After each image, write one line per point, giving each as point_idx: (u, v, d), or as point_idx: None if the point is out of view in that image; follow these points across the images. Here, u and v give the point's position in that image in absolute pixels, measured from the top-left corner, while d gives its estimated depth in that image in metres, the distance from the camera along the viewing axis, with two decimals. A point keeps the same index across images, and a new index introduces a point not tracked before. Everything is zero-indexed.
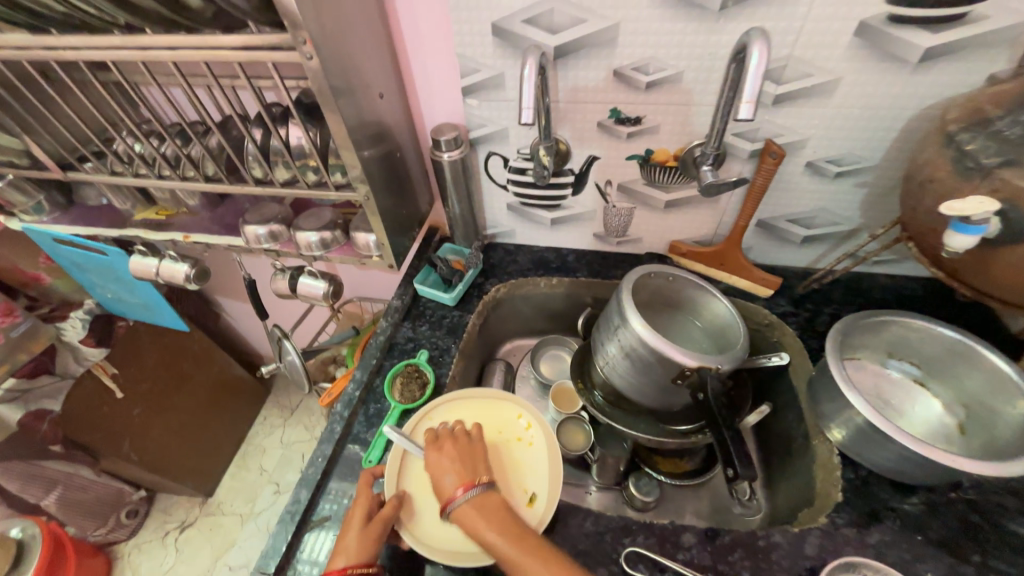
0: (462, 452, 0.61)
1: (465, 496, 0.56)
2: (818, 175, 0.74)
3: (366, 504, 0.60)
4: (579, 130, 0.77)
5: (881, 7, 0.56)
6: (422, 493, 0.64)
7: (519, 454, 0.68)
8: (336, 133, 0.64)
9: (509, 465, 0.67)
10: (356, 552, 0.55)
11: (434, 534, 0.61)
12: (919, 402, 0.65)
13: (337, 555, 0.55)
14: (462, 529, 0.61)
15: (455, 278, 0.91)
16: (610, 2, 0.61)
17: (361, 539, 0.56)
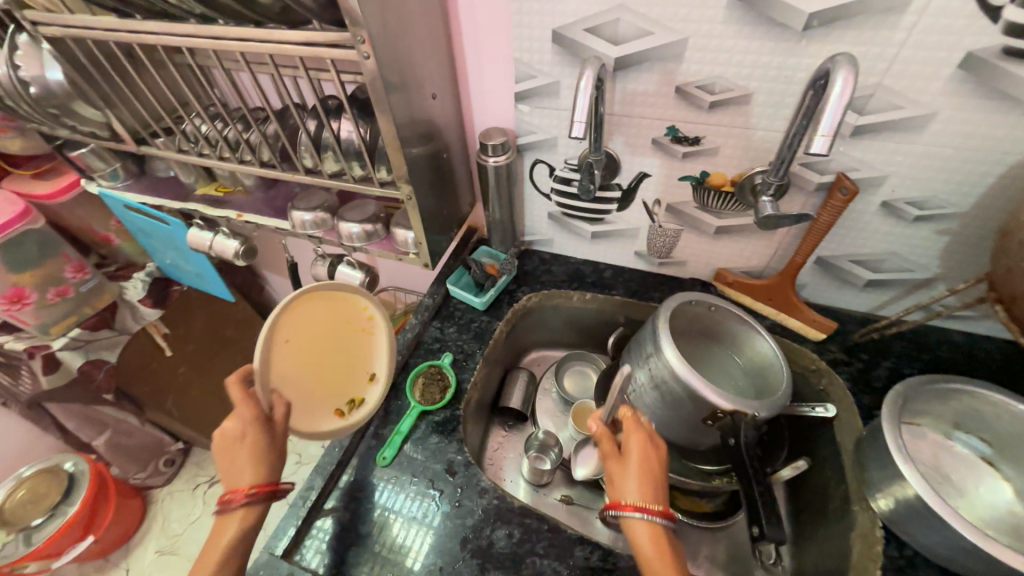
0: (647, 476, 0.58)
1: (640, 515, 0.54)
2: (893, 217, 0.67)
3: (251, 426, 0.59)
4: (632, 145, 0.73)
5: (997, 38, 0.49)
6: (285, 382, 0.67)
7: (360, 342, 0.77)
8: (386, 132, 0.64)
9: (344, 352, 0.75)
10: (258, 470, 0.59)
11: (309, 420, 0.69)
12: (983, 483, 0.58)
13: (243, 468, 0.58)
14: (328, 410, 0.72)
15: (488, 282, 0.91)
16: (681, 14, 0.58)
17: (252, 461, 0.59)
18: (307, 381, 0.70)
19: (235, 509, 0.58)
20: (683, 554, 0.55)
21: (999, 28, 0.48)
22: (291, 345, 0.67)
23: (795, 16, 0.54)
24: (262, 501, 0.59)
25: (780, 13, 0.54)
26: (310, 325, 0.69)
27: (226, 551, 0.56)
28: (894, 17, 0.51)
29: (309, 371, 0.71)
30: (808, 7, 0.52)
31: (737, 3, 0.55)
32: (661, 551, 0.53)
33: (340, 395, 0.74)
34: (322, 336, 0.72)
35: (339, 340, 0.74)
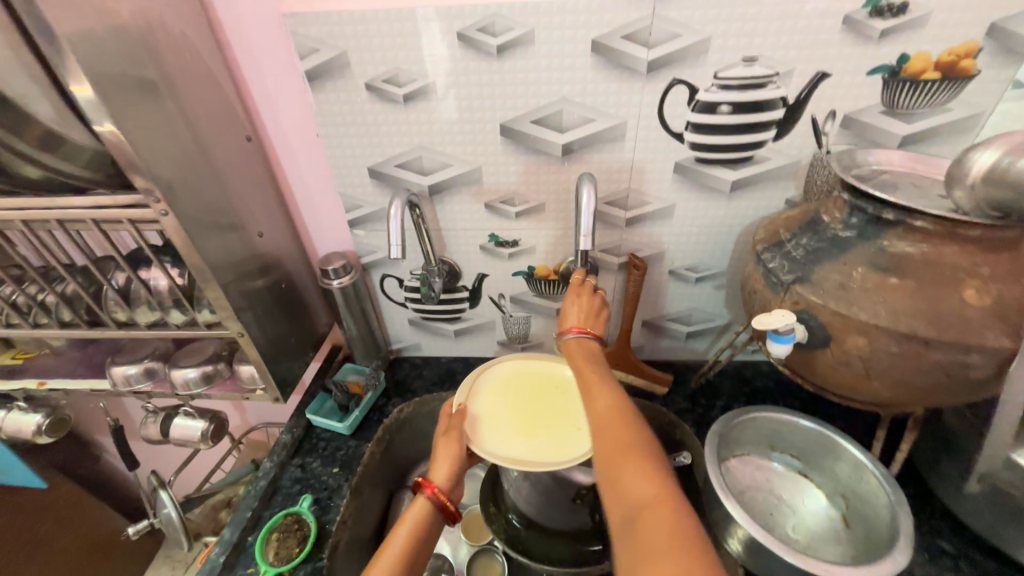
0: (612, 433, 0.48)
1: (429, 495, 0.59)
2: (682, 281, 0.82)
3: (452, 424, 0.67)
4: (464, 252, 0.82)
5: (687, 152, 0.67)
6: (491, 420, 0.71)
7: (570, 403, 0.74)
8: (200, 274, 0.64)
9: (557, 412, 0.73)
10: (452, 482, 0.62)
11: (498, 445, 0.67)
12: (804, 496, 0.66)
13: (441, 463, 0.62)
14: (526, 450, 0.67)
15: (352, 402, 0.86)
16: (469, 150, 0.70)
17: (450, 462, 0.62)
18: (507, 425, 0.70)
19: (423, 498, 0.58)
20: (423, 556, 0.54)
21: (685, 146, 0.67)
22: (507, 392, 0.76)
23: (552, 147, 0.68)
24: (445, 513, 0.59)
25: (542, 145, 0.68)
26: (519, 384, 0.77)
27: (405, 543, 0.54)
28: (618, 143, 0.67)
29: (510, 419, 0.71)
30: (559, 140, 0.67)
31: (508, 140, 0.68)
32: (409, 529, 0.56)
33: (538, 440, 0.68)
34: (528, 395, 0.75)
35: (554, 402, 0.74)
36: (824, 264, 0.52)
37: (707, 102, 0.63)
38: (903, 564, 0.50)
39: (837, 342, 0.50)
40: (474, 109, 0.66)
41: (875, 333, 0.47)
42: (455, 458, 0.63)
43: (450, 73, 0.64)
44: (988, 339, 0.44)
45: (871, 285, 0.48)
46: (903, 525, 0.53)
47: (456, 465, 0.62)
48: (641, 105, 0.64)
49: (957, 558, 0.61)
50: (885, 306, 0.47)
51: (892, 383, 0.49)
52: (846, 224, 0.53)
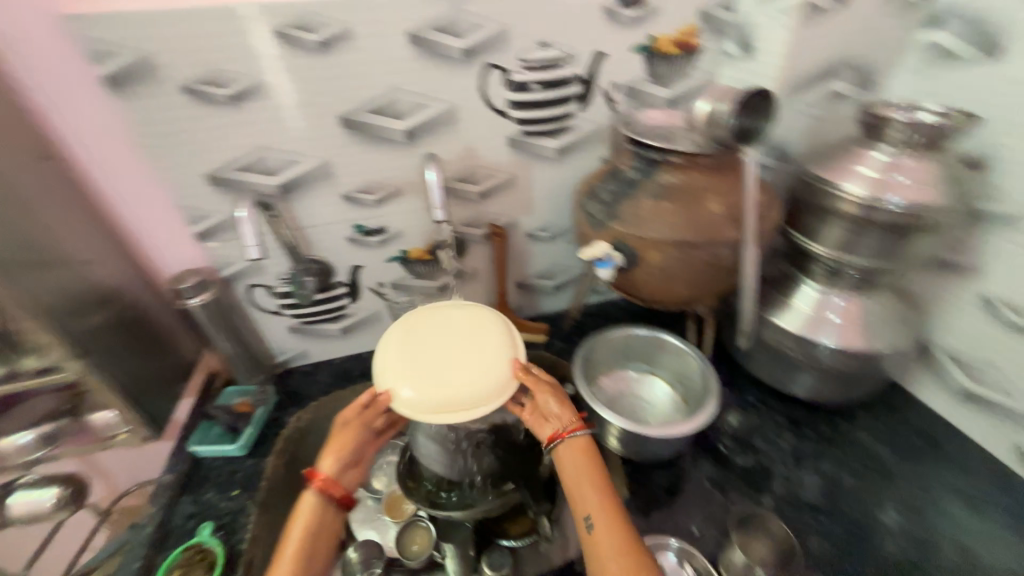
0: (614, 535, 0.58)
1: (318, 492, 0.62)
2: (539, 241, 0.95)
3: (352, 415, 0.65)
4: (332, 247, 0.83)
5: (515, 127, 0.78)
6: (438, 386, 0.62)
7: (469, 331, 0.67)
8: (21, 320, 0.59)
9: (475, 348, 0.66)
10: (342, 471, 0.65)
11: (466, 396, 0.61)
12: (654, 390, 0.83)
13: (330, 454, 0.64)
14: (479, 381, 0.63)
15: (241, 423, 0.82)
16: (314, 145, 0.71)
17: (340, 451, 0.64)
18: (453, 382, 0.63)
19: (312, 490, 0.62)
20: (315, 546, 0.61)
21: (512, 122, 0.77)
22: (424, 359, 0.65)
23: (395, 133, 0.73)
24: (336, 504, 0.63)
25: (385, 133, 0.73)
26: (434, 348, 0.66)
27: (302, 534, 0.60)
28: (454, 124, 0.75)
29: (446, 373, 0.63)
30: (400, 126, 0.73)
31: (352, 132, 0.72)
32: (303, 526, 0.61)
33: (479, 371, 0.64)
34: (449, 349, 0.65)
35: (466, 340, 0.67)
36: (624, 201, 0.67)
37: (521, 82, 0.74)
38: (713, 410, 0.68)
39: (643, 259, 0.65)
40: (310, 105, 0.68)
41: (664, 246, 0.62)
42: (341, 453, 0.64)
43: (276, 70, 0.65)
44: (727, 234, 0.62)
45: (654, 211, 0.63)
46: (712, 384, 0.71)
47: (342, 458, 0.64)
48: (466, 89, 0.73)
49: (757, 404, 0.83)
50: (665, 224, 0.62)
51: (683, 282, 0.66)
52: (635, 169, 0.68)
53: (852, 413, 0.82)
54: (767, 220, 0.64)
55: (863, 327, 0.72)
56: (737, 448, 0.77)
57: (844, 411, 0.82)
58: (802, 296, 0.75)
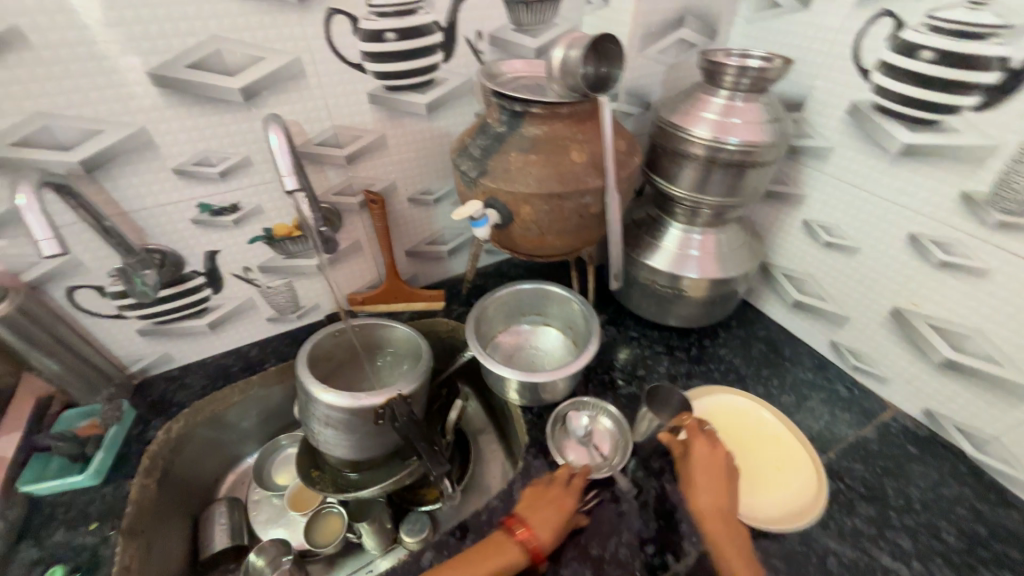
0: (710, 472, 0.63)
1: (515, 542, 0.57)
2: (423, 205, 0.91)
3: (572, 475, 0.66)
4: (174, 232, 0.71)
5: (375, 82, 0.71)
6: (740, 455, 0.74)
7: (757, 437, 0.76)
8: None
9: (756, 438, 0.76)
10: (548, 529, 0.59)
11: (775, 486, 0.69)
12: (548, 338, 0.87)
13: (545, 505, 0.61)
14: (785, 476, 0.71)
15: (90, 447, 0.71)
16: (117, 109, 0.59)
17: (557, 519, 0.60)
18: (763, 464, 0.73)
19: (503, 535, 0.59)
20: None
21: (370, 76, 0.70)
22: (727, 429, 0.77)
23: (227, 92, 0.63)
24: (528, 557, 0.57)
25: (214, 92, 0.62)
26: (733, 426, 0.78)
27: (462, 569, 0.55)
28: (301, 80, 0.66)
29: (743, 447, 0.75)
30: (232, 84, 0.62)
31: (168, 91, 0.60)
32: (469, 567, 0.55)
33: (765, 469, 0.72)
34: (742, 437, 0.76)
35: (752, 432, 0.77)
36: (494, 157, 0.65)
37: (372, 30, 0.67)
38: (593, 348, 0.73)
39: (517, 213, 0.65)
40: (101, 58, 0.55)
41: (534, 199, 0.63)
42: (555, 526, 0.59)
43: (40, 11, 0.51)
44: (591, 182, 0.64)
45: (521, 163, 0.63)
46: (593, 325, 0.77)
47: (558, 530, 0.59)
48: (308, 38, 0.64)
49: (638, 338, 0.91)
50: (533, 177, 0.62)
51: (558, 233, 0.68)
52: (501, 122, 0.67)
53: (715, 333, 0.94)
54: (627, 166, 0.67)
55: (718, 257, 0.81)
56: (623, 380, 0.84)
57: (709, 333, 0.94)
58: (669, 237, 0.82)
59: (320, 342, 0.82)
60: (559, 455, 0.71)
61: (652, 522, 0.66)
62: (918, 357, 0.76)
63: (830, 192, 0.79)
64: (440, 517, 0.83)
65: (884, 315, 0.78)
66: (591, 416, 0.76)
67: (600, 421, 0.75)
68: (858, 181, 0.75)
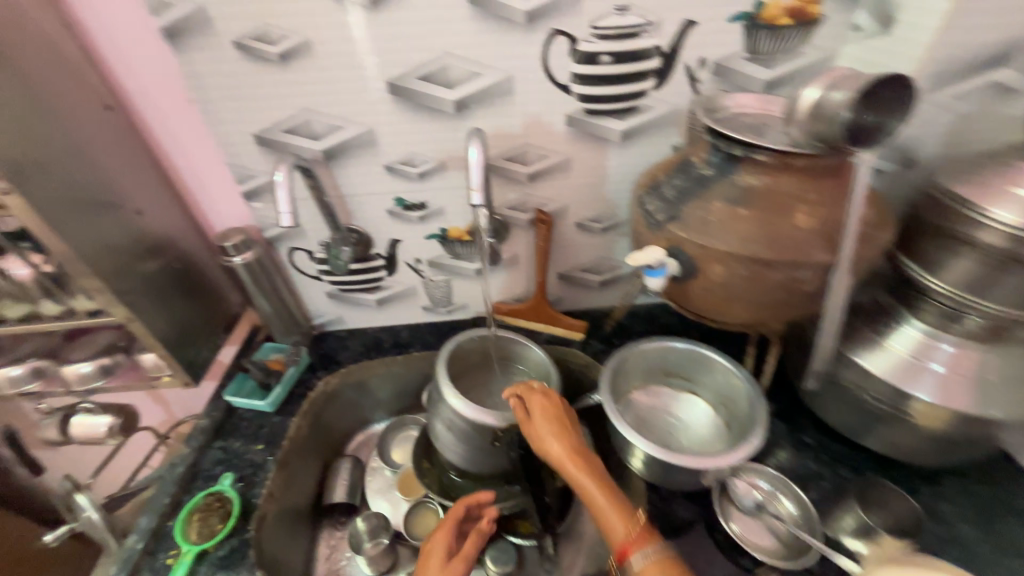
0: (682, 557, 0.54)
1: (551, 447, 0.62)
2: (589, 232, 0.86)
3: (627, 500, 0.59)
4: (372, 219, 0.80)
5: (577, 104, 0.69)
6: None
7: None
8: (56, 252, 0.59)
9: None
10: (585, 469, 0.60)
11: None
12: (693, 411, 0.74)
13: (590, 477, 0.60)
14: None
15: (272, 380, 0.85)
16: (358, 110, 0.68)
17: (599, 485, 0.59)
18: None
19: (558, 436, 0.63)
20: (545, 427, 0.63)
21: (573, 98, 0.68)
22: None
23: (444, 103, 0.67)
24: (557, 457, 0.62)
25: (434, 102, 0.67)
26: None
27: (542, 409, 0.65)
28: (508, 98, 0.68)
29: None
30: (449, 96, 0.67)
31: (398, 98, 0.67)
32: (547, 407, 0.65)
33: None
34: None
35: None
36: (690, 203, 0.57)
37: (588, 53, 0.64)
38: (758, 444, 0.59)
39: (703, 271, 0.56)
40: (358, 67, 0.64)
41: (730, 260, 0.53)
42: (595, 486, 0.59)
43: (326, 28, 0.61)
44: (815, 255, 0.50)
45: (724, 217, 0.53)
46: (760, 414, 0.62)
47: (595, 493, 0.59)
48: (526, 57, 0.64)
49: (816, 449, 0.72)
50: (736, 235, 0.52)
51: (749, 305, 0.56)
52: (709, 164, 0.58)
53: (938, 478, 0.68)
54: (870, 243, 0.51)
55: (977, 384, 0.58)
56: None
57: (927, 475, 0.68)
58: (902, 337, 0.61)
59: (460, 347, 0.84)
60: (726, 519, 0.65)
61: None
62: None
63: None
64: None
65: None
66: (771, 489, 0.67)
67: (783, 500, 0.65)
68: None
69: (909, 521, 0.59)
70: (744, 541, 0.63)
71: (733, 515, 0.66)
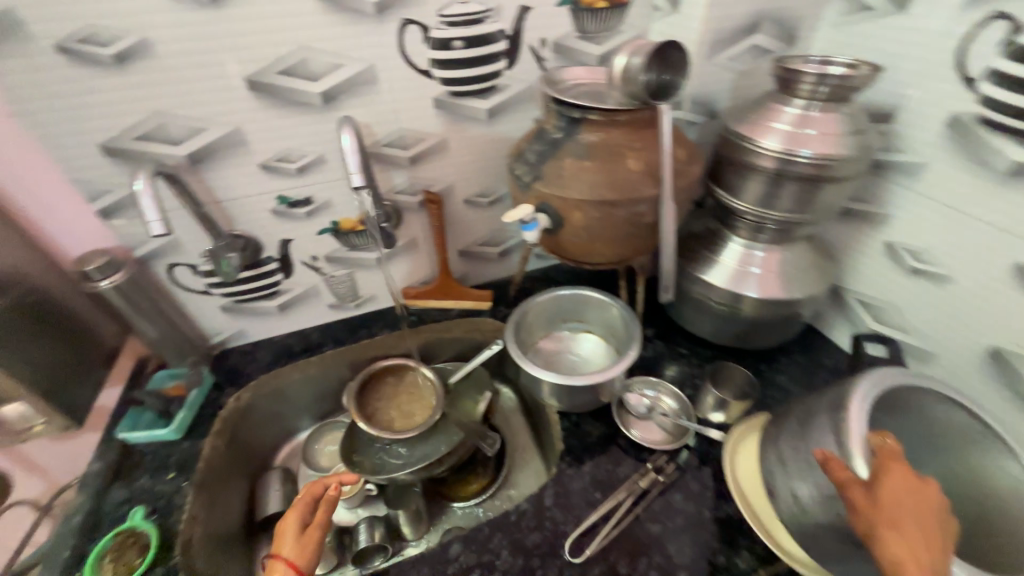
0: None
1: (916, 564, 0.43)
2: (478, 207, 0.93)
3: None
4: (256, 221, 0.79)
5: (440, 87, 0.75)
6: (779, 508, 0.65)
7: None
8: None
9: None
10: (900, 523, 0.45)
11: None
12: (590, 345, 0.85)
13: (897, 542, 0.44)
14: None
15: (173, 406, 0.81)
16: (219, 111, 0.67)
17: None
18: None
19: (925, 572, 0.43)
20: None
21: (436, 82, 0.74)
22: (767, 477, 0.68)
23: (311, 96, 0.69)
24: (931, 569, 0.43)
25: (299, 96, 0.68)
26: None
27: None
28: (374, 85, 0.71)
29: None
30: (315, 89, 0.69)
31: (259, 94, 0.67)
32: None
33: None
34: None
35: None
36: (548, 163, 0.66)
37: (441, 39, 0.71)
38: (635, 354, 0.71)
39: (567, 219, 0.65)
40: (209, 65, 0.63)
41: (584, 205, 0.63)
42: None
43: (165, 26, 0.59)
44: (646, 190, 0.62)
45: (575, 170, 0.63)
46: (635, 330, 0.74)
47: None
48: (383, 46, 0.69)
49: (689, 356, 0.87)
50: (586, 184, 0.62)
51: (609, 242, 0.67)
52: (558, 128, 0.67)
53: (776, 359, 0.87)
54: (686, 174, 0.64)
55: (780, 277, 0.75)
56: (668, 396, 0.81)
57: (767, 357, 0.86)
58: (728, 252, 0.78)
59: (852, 433, 0.52)
60: (627, 427, 0.76)
61: (702, 563, 0.62)
62: (1017, 404, 0.67)
63: (919, 214, 0.71)
64: (474, 513, 0.87)
65: (976, 355, 0.69)
66: (654, 394, 0.80)
67: (664, 398, 0.79)
68: (960, 204, 0.66)
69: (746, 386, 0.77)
70: (645, 438, 0.74)
71: (627, 419, 0.77)
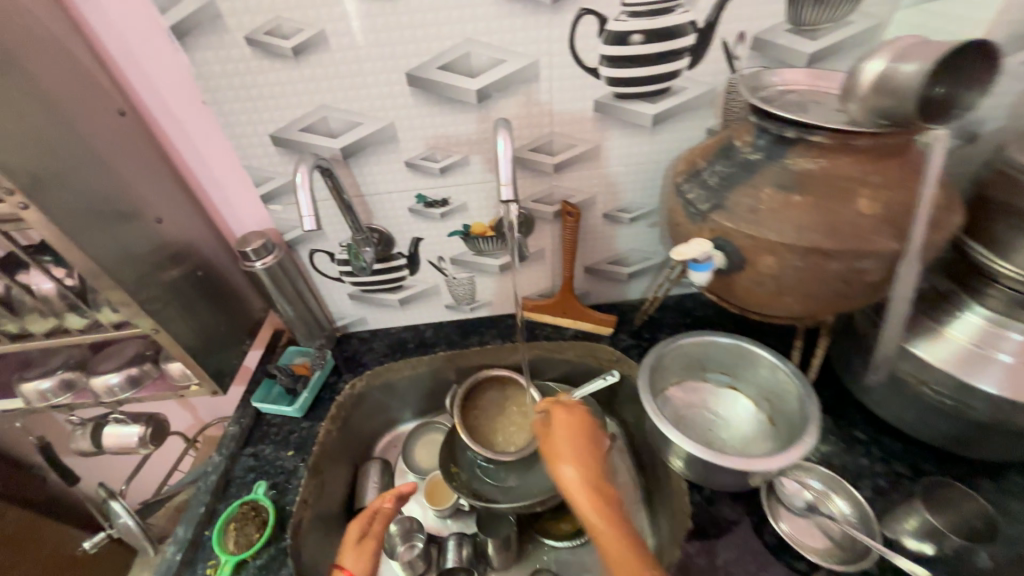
0: None
1: None
2: (617, 223, 0.83)
3: None
4: (392, 217, 0.78)
5: (605, 88, 0.65)
6: None
7: None
8: (80, 265, 0.58)
9: None
10: None
11: None
12: (736, 406, 0.71)
13: None
14: None
15: (299, 385, 0.84)
16: (376, 106, 0.65)
17: None
18: None
19: None
20: None
21: (602, 82, 0.64)
22: None
23: (467, 94, 0.64)
24: None
25: (455, 93, 0.64)
26: None
27: None
28: (533, 84, 0.64)
29: None
30: (472, 86, 0.63)
31: (417, 90, 0.64)
32: None
33: None
34: None
35: None
36: (736, 190, 0.53)
37: (618, 33, 0.61)
38: (812, 444, 0.56)
39: (751, 263, 0.52)
40: (374, 60, 0.61)
41: (782, 250, 0.49)
42: None
43: (342, 18, 0.58)
44: (875, 242, 0.47)
45: (776, 205, 0.50)
46: (812, 415, 0.59)
47: None
48: (552, 41, 0.61)
49: (867, 444, 0.68)
50: (789, 224, 0.49)
51: (803, 298, 0.53)
52: (754, 147, 0.54)
53: (1004, 475, 0.64)
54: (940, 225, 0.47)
55: None
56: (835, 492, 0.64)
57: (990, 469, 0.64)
58: (962, 325, 0.58)
59: None
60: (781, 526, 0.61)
61: None
62: None
63: None
64: (566, 559, 0.79)
65: None
66: (819, 489, 0.63)
67: (834, 500, 0.62)
68: None
69: (976, 518, 0.56)
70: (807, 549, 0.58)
71: (781, 515, 0.62)
